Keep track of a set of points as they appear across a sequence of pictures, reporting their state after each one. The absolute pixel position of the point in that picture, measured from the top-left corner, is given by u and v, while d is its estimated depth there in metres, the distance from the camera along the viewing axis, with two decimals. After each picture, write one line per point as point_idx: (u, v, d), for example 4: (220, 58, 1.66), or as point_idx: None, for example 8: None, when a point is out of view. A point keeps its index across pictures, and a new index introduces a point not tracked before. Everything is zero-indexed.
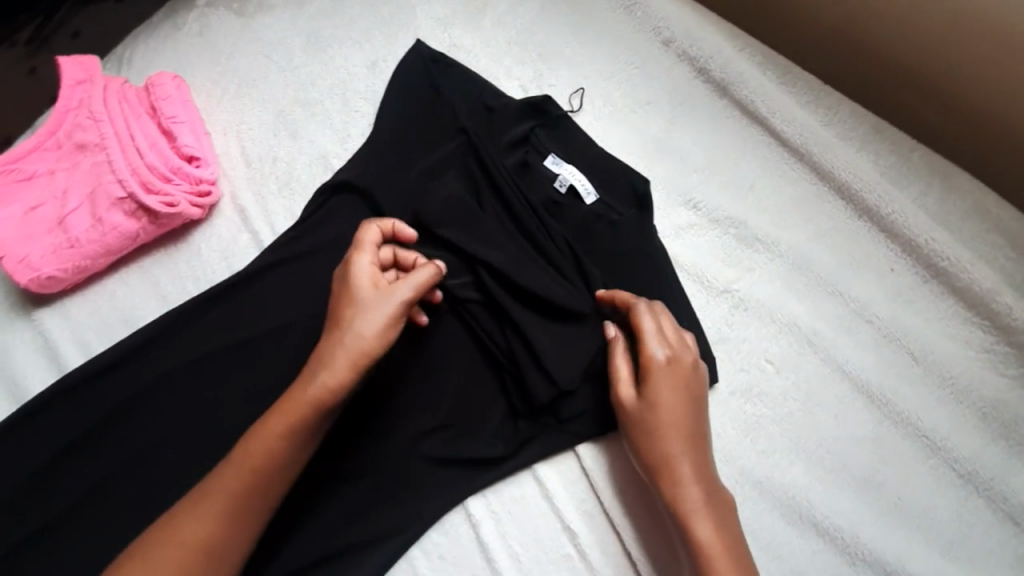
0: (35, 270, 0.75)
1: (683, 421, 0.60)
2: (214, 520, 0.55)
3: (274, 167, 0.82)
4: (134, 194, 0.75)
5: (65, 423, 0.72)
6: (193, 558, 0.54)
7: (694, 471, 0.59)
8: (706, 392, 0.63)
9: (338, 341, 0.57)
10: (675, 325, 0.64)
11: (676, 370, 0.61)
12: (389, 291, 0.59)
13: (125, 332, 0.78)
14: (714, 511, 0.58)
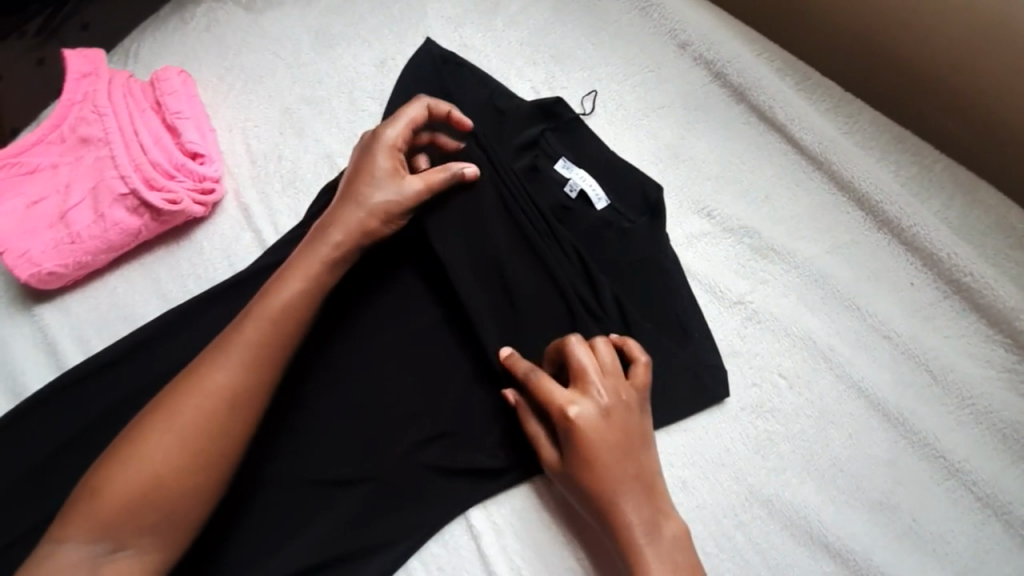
0: (37, 265, 0.74)
1: (611, 468, 0.58)
2: (234, 368, 0.58)
3: (279, 165, 0.81)
4: (136, 190, 0.74)
5: (61, 421, 0.71)
6: (220, 405, 0.57)
7: (633, 513, 0.57)
8: (639, 428, 0.60)
9: (349, 212, 0.65)
10: (584, 372, 0.60)
11: (590, 424, 0.58)
12: (403, 181, 0.66)
13: (125, 330, 0.77)
14: (664, 558, 0.56)
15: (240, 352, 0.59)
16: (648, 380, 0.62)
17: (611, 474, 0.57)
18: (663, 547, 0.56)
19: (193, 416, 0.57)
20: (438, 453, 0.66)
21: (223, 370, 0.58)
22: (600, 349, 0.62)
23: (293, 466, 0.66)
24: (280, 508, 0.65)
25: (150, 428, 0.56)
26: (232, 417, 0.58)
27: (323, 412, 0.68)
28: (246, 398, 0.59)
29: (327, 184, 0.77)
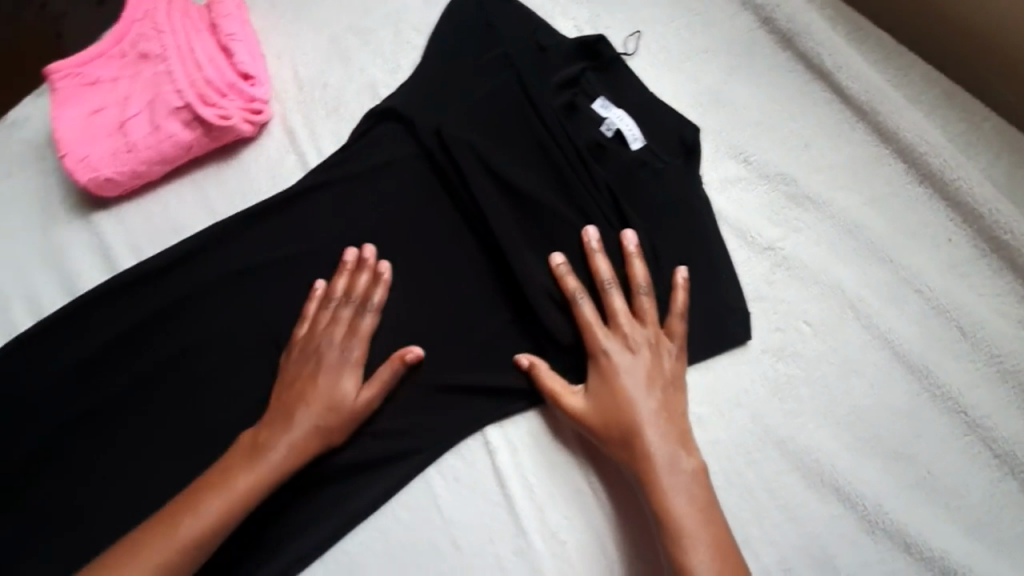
0: (95, 171, 0.78)
1: (635, 402, 0.62)
2: (253, 475, 0.62)
3: (324, 93, 0.84)
4: (190, 104, 0.77)
5: (108, 318, 0.74)
6: (237, 507, 0.61)
7: (655, 447, 0.60)
8: (675, 372, 0.64)
9: (292, 442, 0.64)
10: (623, 313, 0.65)
11: (620, 360, 0.63)
12: (348, 369, 0.68)
13: (173, 241, 0.82)
14: (682, 491, 0.58)
15: (260, 463, 0.63)
16: (683, 332, 0.65)
17: (633, 406, 0.62)
18: (681, 481, 0.59)
19: (194, 514, 0.60)
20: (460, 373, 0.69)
21: (218, 481, 0.62)
22: (641, 295, 0.66)
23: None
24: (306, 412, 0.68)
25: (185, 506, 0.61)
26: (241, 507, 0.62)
27: None
28: (254, 498, 0.62)
29: (367, 112, 0.80)
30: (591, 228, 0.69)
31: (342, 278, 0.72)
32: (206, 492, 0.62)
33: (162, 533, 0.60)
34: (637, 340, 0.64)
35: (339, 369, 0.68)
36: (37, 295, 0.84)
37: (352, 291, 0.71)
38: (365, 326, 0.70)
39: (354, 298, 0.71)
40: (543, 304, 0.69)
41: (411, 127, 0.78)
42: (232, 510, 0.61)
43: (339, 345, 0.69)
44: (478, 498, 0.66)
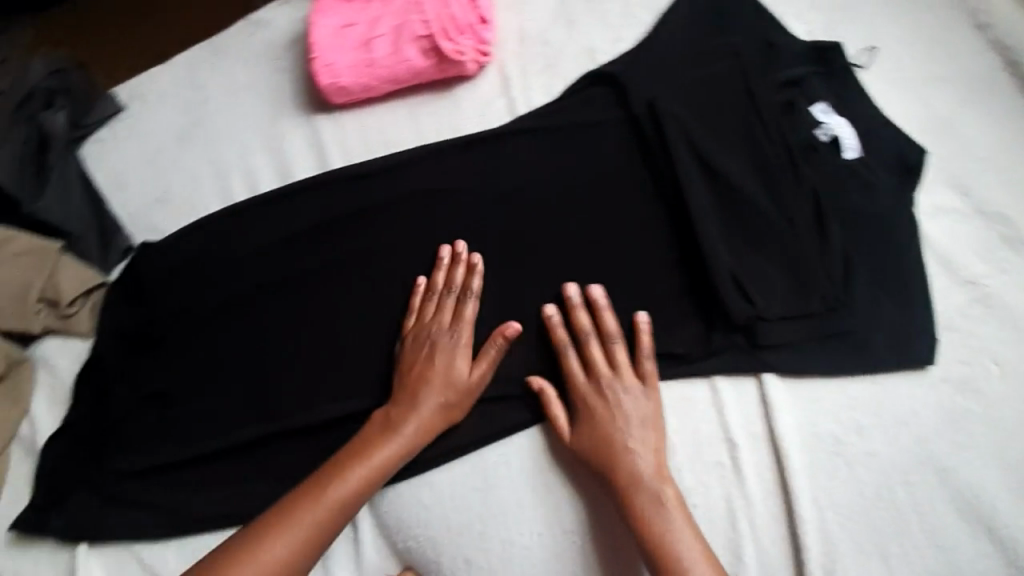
0: (336, 77, 0.89)
1: (623, 441, 0.67)
2: (387, 452, 0.72)
3: (544, 48, 0.89)
4: (432, 36, 0.85)
5: (335, 203, 0.91)
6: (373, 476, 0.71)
7: (640, 482, 0.65)
8: (642, 407, 0.69)
9: (415, 413, 0.74)
10: (600, 359, 0.71)
11: (621, 403, 0.69)
12: (455, 351, 0.76)
13: (383, 152, 0.93)
14: (657, 521, 0.64)
15: (390, 442, 0.73)
16: (653, 374, 0.70)
17: (626, 449, 0.67)
18: (668, 515, 0.64)
19: (344, 487, 0.70)
20: (625, 327, 0.74)
21: (358, 456, 0.72)
22: (618, 346, 0.72)
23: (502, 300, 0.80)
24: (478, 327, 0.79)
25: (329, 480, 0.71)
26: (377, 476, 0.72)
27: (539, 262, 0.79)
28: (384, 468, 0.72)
29: (582, 75, 0.86)
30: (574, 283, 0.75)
31: (438, 276, 0.80)
32: (344, 467, 0.72)
33: (311, 501, 0.70)
34: (611, 384, 0.70)
35: (451, 352, 0.75)
36: (254, 176, 0.96)
37: (448, 283, 0.79)
38: (467, 313, 0.77)
39: (453, 294, 0.79)
40: (724, 280, 0.70)
41: (621, 94, 0.82)
42: (366, 481, 0.71)
43: (448, 330, 0.77)
44: None
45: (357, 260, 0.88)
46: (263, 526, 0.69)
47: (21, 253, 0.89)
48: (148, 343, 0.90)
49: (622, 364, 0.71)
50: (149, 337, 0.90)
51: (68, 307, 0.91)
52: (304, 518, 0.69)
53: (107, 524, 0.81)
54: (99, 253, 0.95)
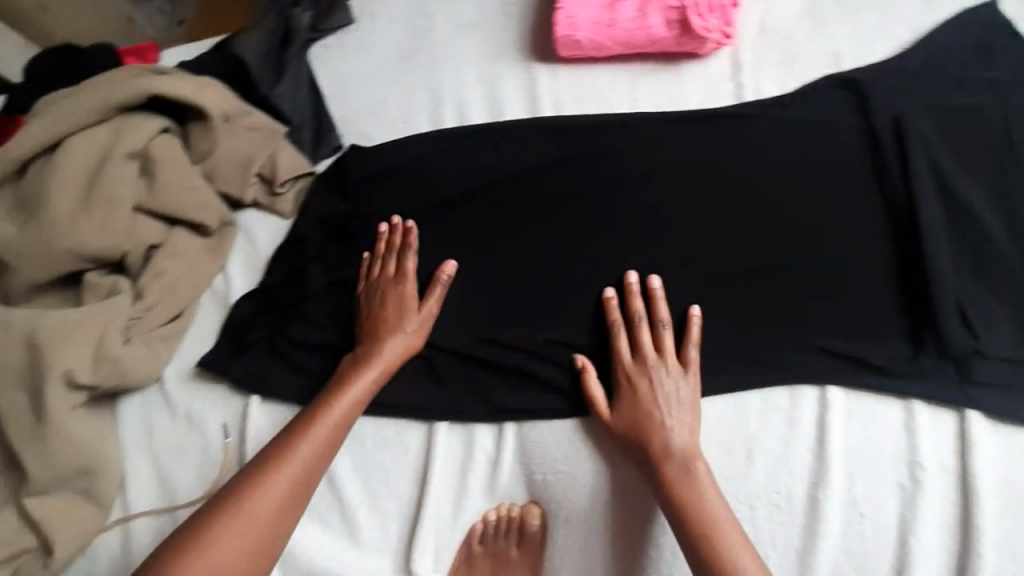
0: (573, 31, 0.92)
1: (659, 424, 0.73)
2: (359, 390, 0.82)
3: (786, 42, 0.90)
4: (683, 8, 0.86)
5: (545, 148, 0.94)
6: (350, 410, 0.81)
7: (670, 466, 0.71)
8: (675, 393, 0.75)
9: (380, 350, 0.84)
10: (643, 341, 0.78)
11: (663, 384, 0.75)
12: (400, 291, 0.87)
13: (595, 110, 0.95)
14: (687, 485, 0.70)
15: (361, 378, 0.83)
16: (693, 361, 0.76)
17: (660, 432, 0.73)
18: (701, 490, 0.70)
19: (321, 423, 0.79)
20: (826, 330, 0.76)
21: (338, 396, 0.81)
22: (664, 330, 0.78)
23: (699, 275, 0.82)
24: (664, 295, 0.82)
25: (310, 418, 0.80)
26: (353, 412, 0.81)
27: (747, 248, 0.82)
28: (361, 404, 0.82)
29: (823, 77, 0.87)
30: (631, 270, 0.83)
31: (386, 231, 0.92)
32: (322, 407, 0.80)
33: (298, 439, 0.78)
34: (653, 368, 0.77)
35: (398, 298, 0.87)
36: (465, 107, 1.02)
37: (398, 242, 0.91)
38: (409, 268, 0.89)
39: (394, 249, 0.91)
40: (951, 312, 0.73)
41: (864, 104, 0.84)
42: (348, 413, 0.81)
43: (392, 282, 0.88)
44: (795, 443, 0.72)
45: (558, 207, 0.91)
46: (284, 438, 0.79)
47: (254, 127, 0.97)
48: (341, 234, 0.96)
49: (668, 353, 0.77)
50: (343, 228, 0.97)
51: (280, 187, 0.98)
52: (320, 428, 0.79)
53: (278, 382, 0.89)
54: (308, 143, 1.04)
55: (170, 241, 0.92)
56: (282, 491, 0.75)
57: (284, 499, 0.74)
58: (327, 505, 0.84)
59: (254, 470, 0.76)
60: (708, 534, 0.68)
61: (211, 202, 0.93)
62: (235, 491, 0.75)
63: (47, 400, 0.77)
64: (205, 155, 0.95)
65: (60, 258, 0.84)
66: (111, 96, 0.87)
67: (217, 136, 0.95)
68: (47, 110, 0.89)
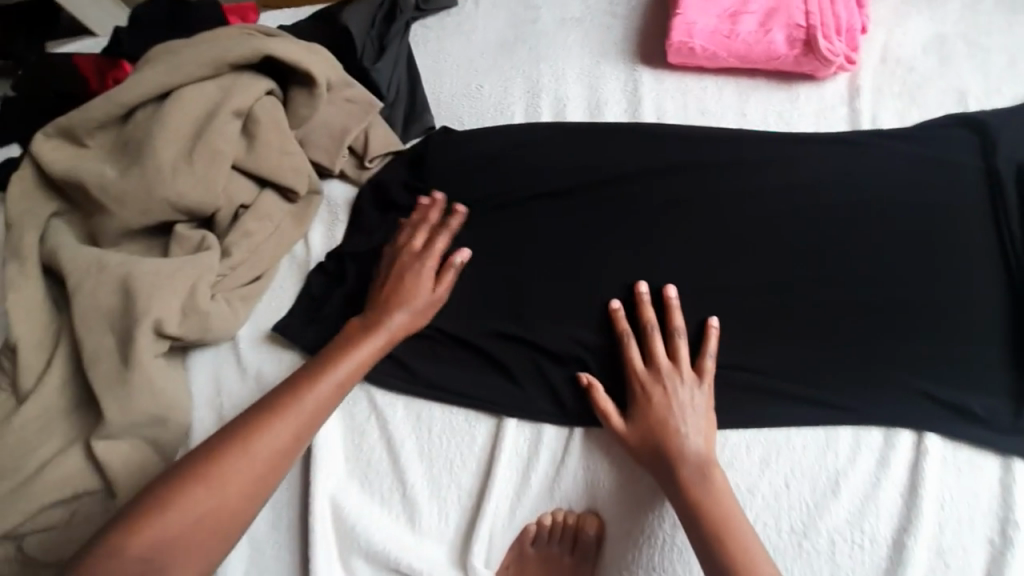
0: (690, 37, 0.90)
1: (673, 435, 0.72)
2: (362, 354, 0.78)
3: (907, 74, 0.89)
4: (811, 28, 0.85)
5: (643, 150, 0.90)
6: (351, 376, 0.76)
7: (685, 467, 0.70)
8: (686, 402, 0.74)
9: (387, 318, 0.81)
10: (654, 347, 0.77)
11: (678, 392, 0.74)
12: (422, 267, 0.84)
13: (699, 120, 0.93)
14: (704, 493, 0.69)
15: (365, 343, 0.78)
16: (710, 370, 0.76)
17: (675, 439, 0.72)
18: (719, 498, 0.69)
19: (323, 384, 0.74)
20: (929, 374, 0.74)
21: (340, 357, 0.77)
22: (680, 340, 0.77)
23: (798, 300, 0.79)
24: (764, 318, 0.79)
25: (310, 375, 0.75)
26: (352, 376, 0.77)
27: (853, 279, 0.79)
28: (359, 371, 0.77)
29: (948, 115, 0.85)
30: (643, 281, 0.82)
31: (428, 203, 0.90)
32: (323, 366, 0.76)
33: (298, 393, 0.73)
34: (664, 378, 0.75)
35: (416, 273, 0.84)
36: (563, 101, 1.00)
37: (432, 219, 0.89)
38: (437, 243, 0.86)
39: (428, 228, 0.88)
40: None
41: (988, 148, 0.81)
42: (349, 378, 0.76)
43: (416, 256, 0.86)
44: (889, 485, 0.71)
45: (651, 211, 0.86)
46: (295, 384, 0.75)
47: (353, 100, 0.97)
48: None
49: (683, 362, 0.76)
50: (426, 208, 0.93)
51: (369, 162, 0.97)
52: (334, 376, 0.75)
53: None
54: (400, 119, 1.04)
55: (259, 202, 0.92)
56: (280, 439, 0.70)
57: (281, 449, 0.70)
58: (389, 487, 0.83)
59: (261, 413, 0.71)
60: (723, 542, 0.66)
61: (304, 168, 0.93)
62: (238, 433, 0.69)
63: (135, 344, 0.77)
64: (302, 122, 0.95)
65: (157, 206, 0.85)
66: (227, 54, 0.88)
67: (319, 104, 0.93)
68: (160, 60, 0.89)
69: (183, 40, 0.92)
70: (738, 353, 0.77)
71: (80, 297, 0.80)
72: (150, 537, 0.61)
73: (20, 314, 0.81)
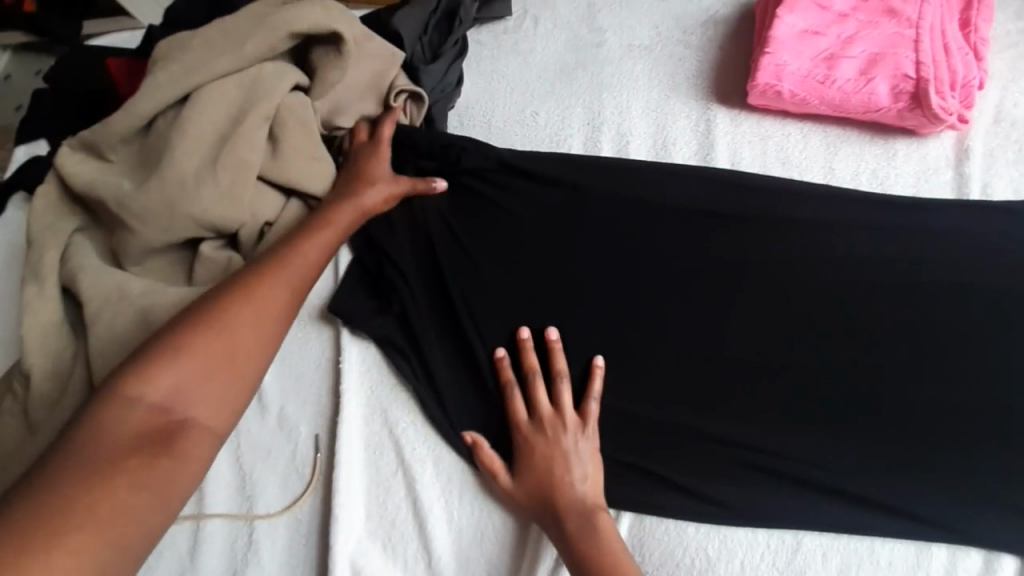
0: (778, 79, 0.83)
1: (561, 488, 0.69)
2: (346, 218, 0.77)
3: None
4: (921, 81, 0.78)
5: (718, 196, 0.81)
6: (338, 237, 0.75)
7: (569, 514, 0.67)
8: (569, 454, 0.70)
9: (362, 188, 0.80)
10: (540, 398, 0.74)
11: (563, 440, 0.71)
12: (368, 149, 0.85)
13: (779, 172, 0.84)
14: (591, 542, 0.65)
15: (352, 209, 0.78)
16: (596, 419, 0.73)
17: (560, 491, 0.69)
18: (604, 537, 0.66)
19: (316, 247, 0.72)
20: None
21: (329, 226, 0.75)
22: (562, 385, 0.74)
23: (890, 391, 0.71)
24: (852, 407, 0.70)
25: (302, 238, 0.73)
26: (340, 235, 0.76)
27: (952, 370, 0.71)
28: (344, 232, 0.76)
29: None
30: (525, 326, 0.78)
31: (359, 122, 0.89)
32: (310, 230, 0.74)
33: (294, 250, 0.71)
34: (550, 429, 0.72)
35: (369, 154, 0.84)
36: (625, 136, 0.91)
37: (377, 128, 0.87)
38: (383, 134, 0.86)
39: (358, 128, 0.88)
40: None
41: None
42: (336, 237, 0.75)
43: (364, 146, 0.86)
44: None
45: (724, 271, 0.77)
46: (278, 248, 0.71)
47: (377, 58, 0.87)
48: (467, 243, 0.83)
49: (569, 411, 0.73)
50: (465, 243, 0.83)
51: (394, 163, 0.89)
52: (320, 236, 0.74)
53: (384, 404, 0.80)
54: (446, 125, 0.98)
55: (285, 215, 0.84)
56: (279, 288, 0.66)
57: (281, 299, 0.66)
58: (414, 554, 0.74)
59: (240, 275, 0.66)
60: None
61: (327, 172, 0.85)
62: (232, 282, 0.65)
63: None
64: (327, 88, 0.85)
65: (181, 223, 0.78)
66: (244, 46, 0.81)
67: (348, 65, 0.84)
68: (171, 61, 0.82)
69: (186, 35, 0.84)
70: (821, 447, 0.69)
71: (99, 328, 0.74)
72: (160, 388, 0.55)
73: (35, 338, 0.76)
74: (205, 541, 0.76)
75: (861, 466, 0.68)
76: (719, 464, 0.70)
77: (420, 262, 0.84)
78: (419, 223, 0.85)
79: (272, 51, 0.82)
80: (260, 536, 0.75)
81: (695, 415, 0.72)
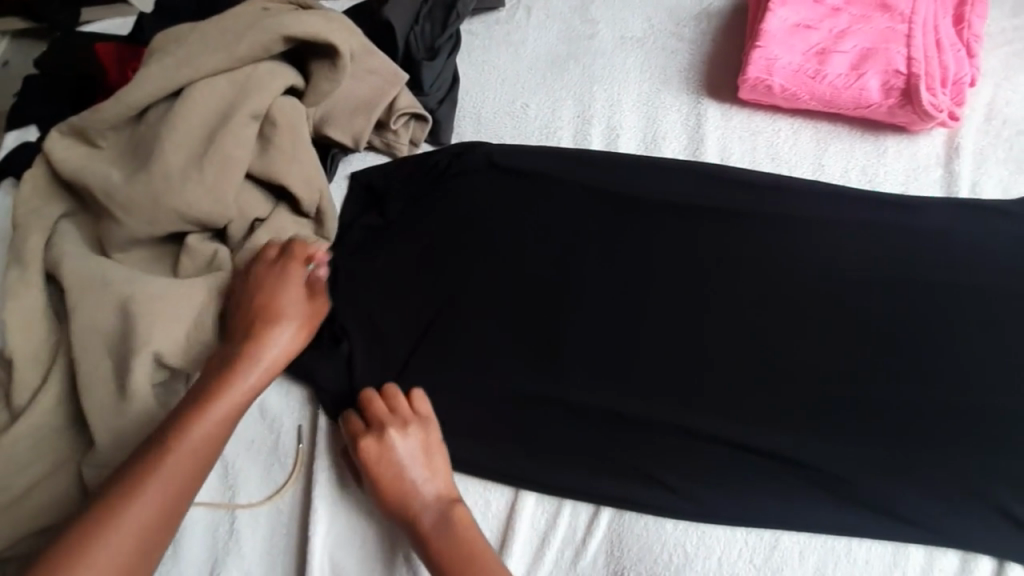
0: (769, 74, 0.82)
1: (401, 495, 0.67)
2: (267, 352, 0.69)
3: (1016, 135, 0.80)
4: (912, 76, 0.78)
5: (704, 195, 0.81)
6: (259, 382, 0.68)
7: (417, 517, 0.66)
8: (407, 462, 0.68)
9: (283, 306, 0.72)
10: (377, 409, 0.71)
11: (397, 444, 0.69)
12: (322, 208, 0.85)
13: (769, 168, 0.83)
14: (444, 540, 0.64)
15: (275, 339, 0.70)
16: (428, 414, 0.71)
17: (405, 498, 0.67)
18: (448, 536, 0.64)
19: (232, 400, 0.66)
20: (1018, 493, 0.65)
21: (245, 365, 0.68)
22: (400, 400, 0.71)
23: (873, 391, 0.70)
24: (834, 404, 0.70)
25: (212, 389, 0.66)
26: (262, 375, 0.69)
27: (935, 371, 0.70)
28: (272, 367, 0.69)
29: None
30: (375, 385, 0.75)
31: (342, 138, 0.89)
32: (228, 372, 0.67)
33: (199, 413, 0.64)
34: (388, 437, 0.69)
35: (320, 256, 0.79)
36: (615, 129, 0.90)
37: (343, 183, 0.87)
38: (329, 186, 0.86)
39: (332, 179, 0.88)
40: None
41: None
42: (258, 377, 0.68)
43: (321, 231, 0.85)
44: None
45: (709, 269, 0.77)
46: (263, 284, 0.74)
47: (374, 71, 0.89)
48: (455, 237, 0.84)
49: (402, 415, 0.70)
50: (452, 237, 0.84)
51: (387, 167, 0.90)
52: (241, 375, 0.67)
53: None
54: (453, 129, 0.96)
55: (274, 215, 0.83)
56: (184, 467, 0.62)
57: (189, 479, 0.62)
58: (395, 549, 0.72)
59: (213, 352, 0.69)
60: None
61: (312, 174, 0.84)
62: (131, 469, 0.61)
63: (130, 373, 0.71)
64: (322, 98, 0.86)
65: (166, 216, 0.78)
66: (238, 44, 0.81)
67: (342, 77, 0.84)
68: (167, 53, 0.82)
69: (186, 28, 0.85)
70: (804, 446, 0.68)
71: (79, 316, 0.74)
72: None
73: (17, 323, 0.76)
74: (189, 530, 0.75)
75: (843, 465, 0.67)
76: (700, 461, 0.69)
77: (407, 252, 0.84)
78: (403, 227, 0.86)
79: (266, 53, 0.82)
80: (241, 526, 0.75)
81: (679, 411, 0.71)
